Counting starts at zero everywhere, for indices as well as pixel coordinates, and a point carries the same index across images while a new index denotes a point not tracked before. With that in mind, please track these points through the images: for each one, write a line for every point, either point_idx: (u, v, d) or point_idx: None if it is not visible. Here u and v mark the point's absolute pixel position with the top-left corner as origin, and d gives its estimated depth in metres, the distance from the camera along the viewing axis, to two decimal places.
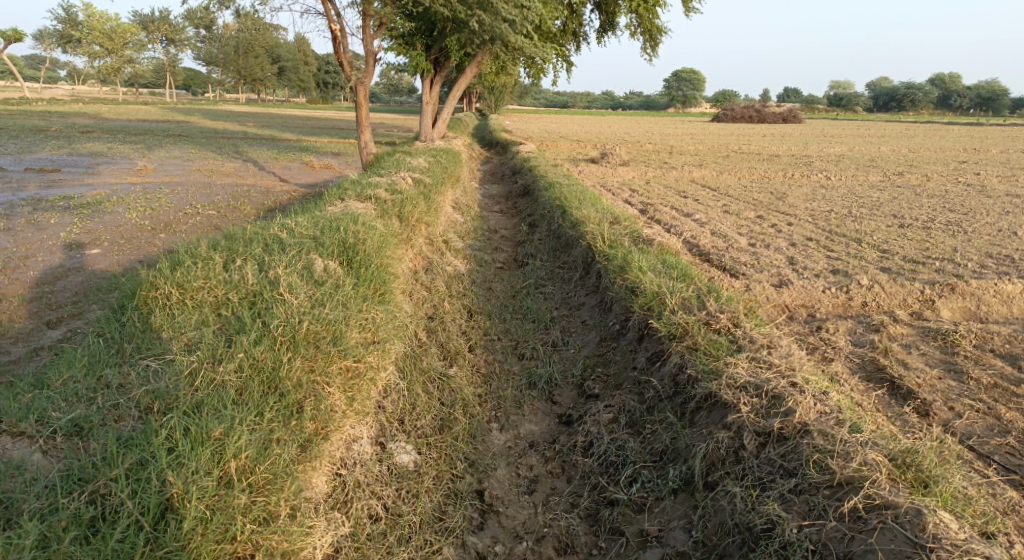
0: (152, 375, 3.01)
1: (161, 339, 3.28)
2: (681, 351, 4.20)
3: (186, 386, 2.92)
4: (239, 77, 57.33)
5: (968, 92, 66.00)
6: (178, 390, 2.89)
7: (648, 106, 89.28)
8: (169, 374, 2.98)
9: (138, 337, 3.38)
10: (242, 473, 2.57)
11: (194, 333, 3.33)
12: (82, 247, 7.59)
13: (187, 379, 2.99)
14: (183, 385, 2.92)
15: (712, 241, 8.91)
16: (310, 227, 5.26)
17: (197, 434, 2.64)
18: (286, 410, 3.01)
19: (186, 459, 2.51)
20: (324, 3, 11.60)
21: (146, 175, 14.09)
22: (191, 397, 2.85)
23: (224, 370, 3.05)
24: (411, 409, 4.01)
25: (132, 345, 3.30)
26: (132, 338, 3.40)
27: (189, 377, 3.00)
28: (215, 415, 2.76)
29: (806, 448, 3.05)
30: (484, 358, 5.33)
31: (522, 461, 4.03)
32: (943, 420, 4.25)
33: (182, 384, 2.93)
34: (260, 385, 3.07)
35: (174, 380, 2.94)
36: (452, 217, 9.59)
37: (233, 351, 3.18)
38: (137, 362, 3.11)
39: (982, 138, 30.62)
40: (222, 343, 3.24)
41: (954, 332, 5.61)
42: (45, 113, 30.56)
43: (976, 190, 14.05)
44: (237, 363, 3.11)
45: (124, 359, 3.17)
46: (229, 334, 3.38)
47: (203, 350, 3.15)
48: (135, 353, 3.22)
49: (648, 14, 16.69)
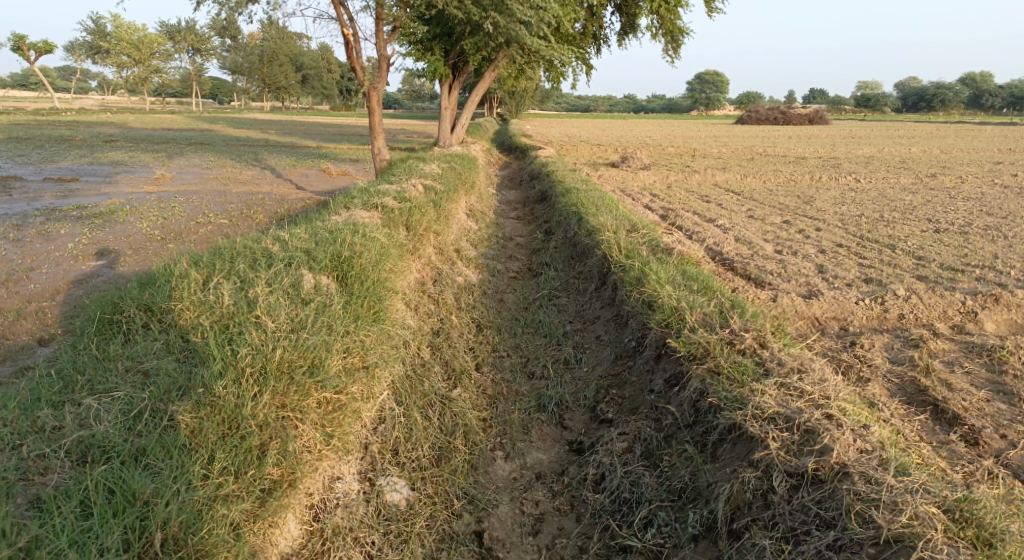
0: (93, 416, 2.77)
1: (114, 377, 3.03)
2: (702, 375, 3.79)
3: (125, 431, 2.68)
4: (264, 86, 57.92)
5: (1001, 91, 64.18)
6: (116, 437, 2.64)
7: (670, 109, 88.70)
8: (110, 416, 2.75)
9: (91, 368, 3.16)
10: (171, 545, 2.32)
11: (152, 366, 3.12)
12: (88, 258, 7.43)
13: (129, 422, 2.75)
14: (122, 429, 2.69)
15: (736, 248, 8.49)
16: (306, 240, 5.00)
17: (122, 497, 2.39)
18: (247, 456, 2.75)
19: (97, 534, 2.26)
20: (336, 8, 11.41)
21: (163, 184, 14.02)
22: (129, 447, 2.61)
23: (177, 408, 2.83)
24: (406, 439, 3.70)
25: (83, 379, 3.06)
26: (85, 370, 3.16)
27: (131, 423, 2.75)
28: (148, 474, 2.50)
29: (845, 497, 2.64)
30: (492, 378, 4.97)
31: (528, 495, 3.68)
32: (996, 450, 3.79)
33: (121, 429, 2.69)
34: (219, 426, 2.80)
35: (114, 426, 2.69)
36: (465, 225, 9.29)
37: (191, 389, 2.92)
38: (81, 401, 2.87)
39: (1015, 138, 29.59)
40: (179, 381, 2.99)
41: (1001, 348, 5.11)
42: (73, 124, 30.98)
43: (1014, 192, 13.38)
44: (193, 402, 2.85)
45: (70, 395, 2.94)
46: (192, 367, 3.13)
47: (154, 388, 2.93)
48: (85, 390, 2.98)
49: (669, 15, 16.27)
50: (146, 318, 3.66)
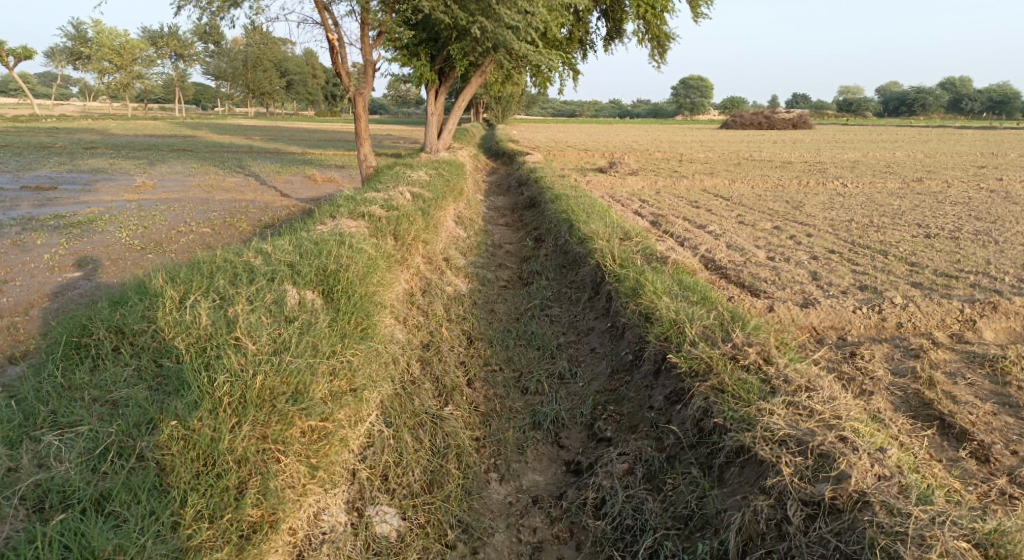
0: (54, 455, 2.58)
1: (80, 410, 2.84)
2: (705, 392, 3.62)
3: (87, 474, 2.49)
4: (248, 91, 57.41)
5: (979, 95, 65.17)
6: (79, 480, 2.46)
7: (655, 114, 89.30)
8: (73, 456, 2.56)
9: (55, 399, 2.95)
10: None
11: (121, 396, 2.93)
12: (65, 269, 7.12)
13: (94, 462, 2.56)
14: (84, 471, 2.50)
15: (728, 255, 8.38)
16: (290, 252, 4.79)
17: (82, 553, 2.20)
18: (223, 497, 2.56)
19: None
20: (321, 12, 11.20)
21: (144, 192, 13.65)
22: (92, 492, 2.42)
23: (147, 444, 2.65)
24: (396, 464, 3.51)
25: (45, 411, 2.85)
26: (49, 401, 2.96)
27: (97, 463, 2.56)
28: (111, 526, 2.30)
29: (866, 529, 2.49)
30: (484, 394, 4.78)
31: (525, 522, 3.51)
32: (1008, 468, 3.64)
33: (84, 471, 2.50)
34: (192, 464, 2.62)
35: (76, 468, 2.50)
36: (454, 233, 9.10)
37: (163, 423, 2.72)
38: (41, 436, 2.68)
39: (998, 142, 29.86)
40: (149, 413, 2.79)
41: (1003, 358, 5.00)
42: (52, 130, 30.44)
43: (1000, 196, 13.43)
44: (165, 436, 2.66)
45: (30, 431, 2.74)
46: (165, 397, 2.93)
47: (122, 421, 2.74)
48: (47, 423, 2.79)
49: (655, 21, 16.23)
50: (117, 341, 3.45)
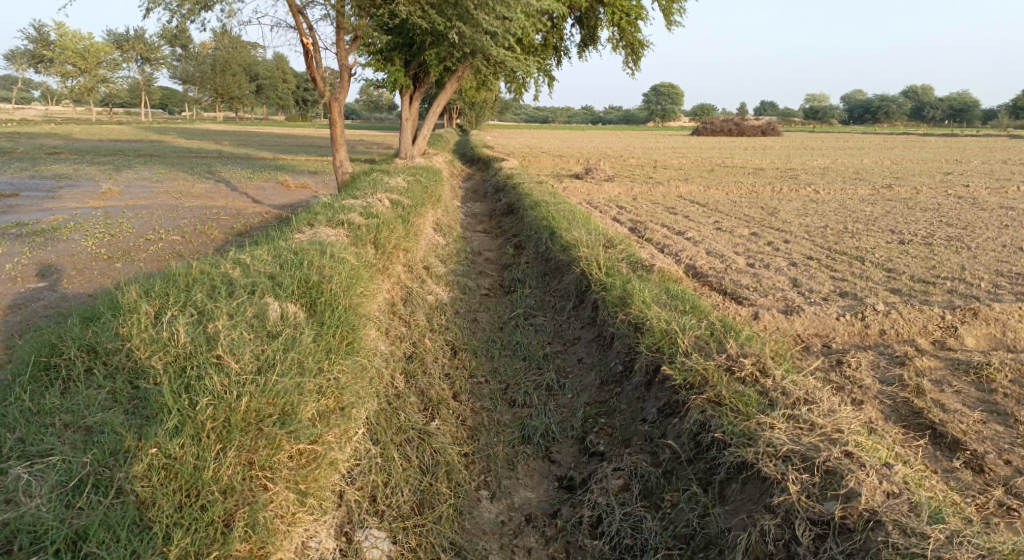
0: (23, 490, 2.40)
1: (49, 440, 2.65)
2: (702, 405, 3.55)
3: (61, 511, 2.32)
4: (217, 95, 56.42)
5: (940, 103, 67.26)
6: (51, 520, 2.28)
7: (628, 121, 90.31)
8: (45, 490, 2.39)
9: (23, 425, 2.76)
10: None
11: (96, 422, 2.76)
12: (28, 279, 6.77)
13: (68, 497, 2.39)
14: (58, 508, 2.33)
15: (709, 262, 8.38)
16: (269, 263, 4.60)
17: None
18: (209, 531, 2.41)
19: None
20: (295, 16, 10.97)
21: (110, 198, 13.21)
22: (68, 532, 2.26)
23: (125, 475, 2.48)
24: (385, 484, 3.37)
25: (12, 439, 2.66)
26: (17, 427, 2.76)
27: (72, 498, 2.40)
28: None
29: (880, 550, 2.46)
30: (472, 407, 4.64)
31: (519, 542, 3.38)
32: (1003, 478, 3.64)
33: (56, 508, 2.33)
34: (177, 495, 2.47)
35: (48, 505, 2.33)
36: (433, 240, 8.94)
37: (142, 450, 2.56)
38: (8, 470, 2.49)
39: (961, 149, 30.67)
40: (127, 439, 2.63)
41: (988, 365, 5.03)
42: (12, 135, 29.39)
43: (968, 202, 13.73)
44: (145, 465, 2.51)
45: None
46: (142, 421, 2.76)
47: (97, 450, 2.58)
48: (13, 454, 2.59)
49: (629, 28, 16.29)
50: (89, 361, 3.25)
